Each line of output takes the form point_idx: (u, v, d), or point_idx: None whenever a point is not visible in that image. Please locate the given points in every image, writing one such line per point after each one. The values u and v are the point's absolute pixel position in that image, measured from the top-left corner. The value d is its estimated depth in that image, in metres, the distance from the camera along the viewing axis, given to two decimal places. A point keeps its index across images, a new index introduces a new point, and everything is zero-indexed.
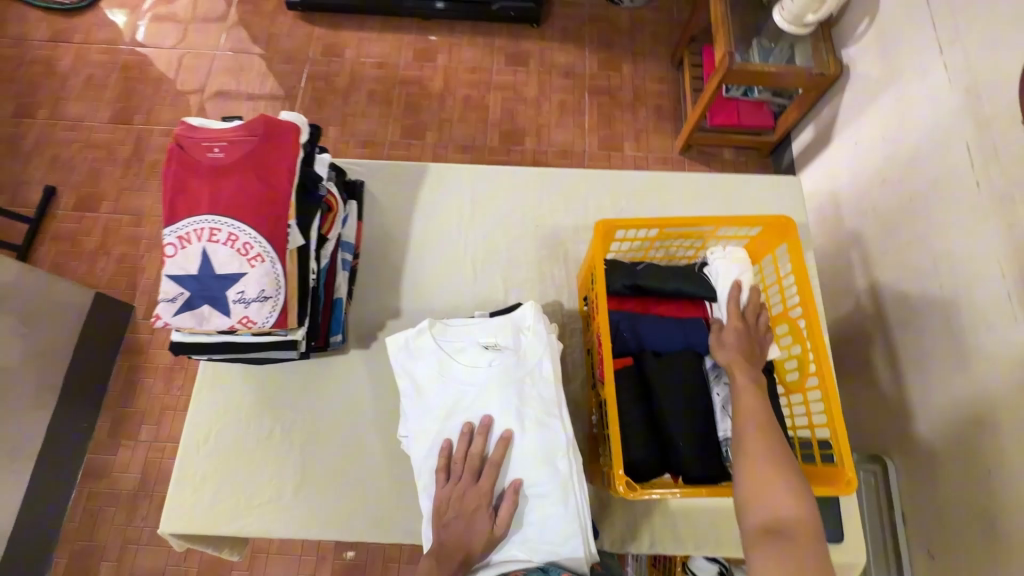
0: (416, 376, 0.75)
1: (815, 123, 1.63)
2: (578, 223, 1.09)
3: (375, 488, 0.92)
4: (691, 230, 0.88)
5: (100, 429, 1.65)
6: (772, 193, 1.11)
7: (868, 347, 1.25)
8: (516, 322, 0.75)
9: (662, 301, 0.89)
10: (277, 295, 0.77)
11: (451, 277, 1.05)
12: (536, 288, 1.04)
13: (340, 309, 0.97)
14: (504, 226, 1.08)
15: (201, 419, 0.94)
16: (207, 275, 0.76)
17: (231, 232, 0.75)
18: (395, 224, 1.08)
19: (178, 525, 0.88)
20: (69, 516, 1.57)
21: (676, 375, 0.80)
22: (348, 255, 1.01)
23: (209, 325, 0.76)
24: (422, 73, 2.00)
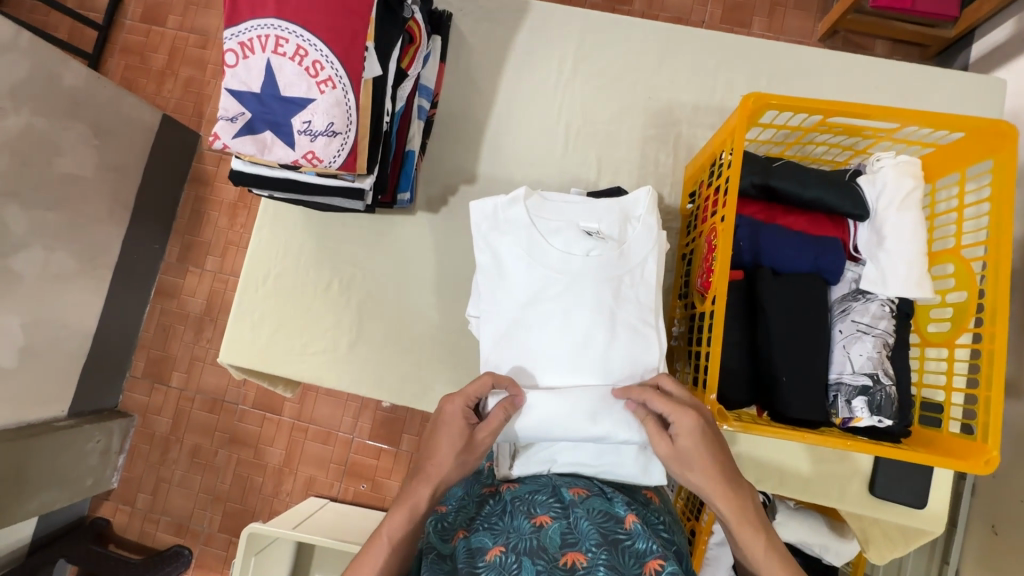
0: (495, 254, 0.67)
1: (1019, 17, 1.25)
2: (700, 102, 0.89)
3: (429, 357, 0.88)
4: (858, 126, 0.69)
5: (171, 252, 1.72)
6: (961, 96, 0.86)
7: None
8: (627, 213, 0.67)
9: (793, 212, 0.73)
10: (348, 132, 0.67)
11: (536, 148, 0.91)
12: (634, 175, 0.89)
13: (411, 164, 0.86)
14: (608, 94, 0.90)
15: (262, 258, 0.91)
16: (270, 95, 0.65)
17: (300, 44, 0.63)
18: (480, 75, 0.92)
19: (235, 356, 0.89)
20: (145, 326, 1.70)
21: (795, 300, 0.68)
22: (425, 102, 0.87)
23: (271, 155, 0.67)
24: None
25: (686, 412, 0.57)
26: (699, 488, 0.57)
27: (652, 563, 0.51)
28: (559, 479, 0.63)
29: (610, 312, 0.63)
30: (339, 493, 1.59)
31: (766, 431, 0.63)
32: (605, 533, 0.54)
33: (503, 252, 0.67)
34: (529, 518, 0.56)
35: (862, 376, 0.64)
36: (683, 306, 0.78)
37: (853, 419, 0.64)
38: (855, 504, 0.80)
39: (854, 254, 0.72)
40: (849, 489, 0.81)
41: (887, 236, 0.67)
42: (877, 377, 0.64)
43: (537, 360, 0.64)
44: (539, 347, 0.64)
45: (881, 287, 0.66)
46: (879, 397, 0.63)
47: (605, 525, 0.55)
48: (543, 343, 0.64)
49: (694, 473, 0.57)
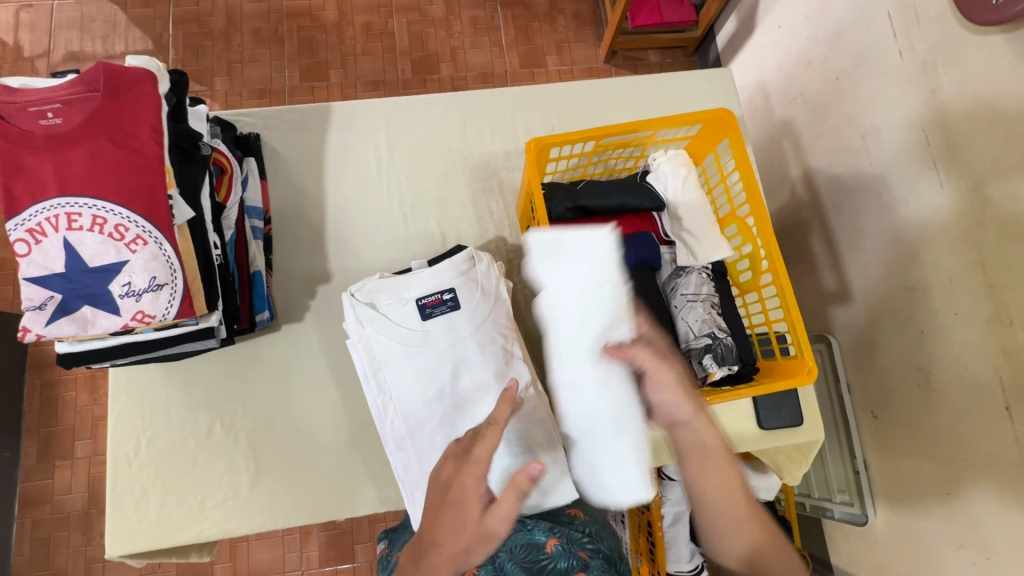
0: (563, 277, 0.64)
1: (736, 12, 1.55)
2: (508, 148, 1.00)
3: (339, 462, 0.87)
4: (628, 138, 0.82)
5: (27, 454, 1.47)
6: (703, 85, 1.05)
7: (805, 236, 1.28)
8: (464, 270, 0.74)
9: (608, 220, 0.84)
10: (174, 280, 0.66)
11: (378, 230, 0.95)
12: (475, 227, 0.96)
13: (261, 283, 0.86)
14: (428, 164, 0.98)
15: (128, 427, 0.84)
16: (77, 271, 0.63)
17: (96, 213, 0.63)
18: (304, 180, 0.96)
19: (126, 545, 0.80)
20: (17, 549, 1.42)
21: (633, 294, 0.77)
22: (257, 221, 0.89)
23: (95, 328, 0.64)
24: (310, 2, 1.74)
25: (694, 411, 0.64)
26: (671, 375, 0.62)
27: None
28: None
29: (472, 361, 0.71)
30: None
31: (647, 414, 0.71)
32: (530, 565, 0.63)
33: (566, 284, 0.64)
34: None
35: (703, 338, 0.74)
36: None
37: (709, 375, 0.74)
38: (753, 443, 0.91)
39: (666, 239, 0.84)
40: (744, 433, 0.91)
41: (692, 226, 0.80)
42: (714, 334, 0.74)
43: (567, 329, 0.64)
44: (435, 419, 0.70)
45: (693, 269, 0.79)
46: (720, 349, 0.74)
47: (529, 558, 0.63)
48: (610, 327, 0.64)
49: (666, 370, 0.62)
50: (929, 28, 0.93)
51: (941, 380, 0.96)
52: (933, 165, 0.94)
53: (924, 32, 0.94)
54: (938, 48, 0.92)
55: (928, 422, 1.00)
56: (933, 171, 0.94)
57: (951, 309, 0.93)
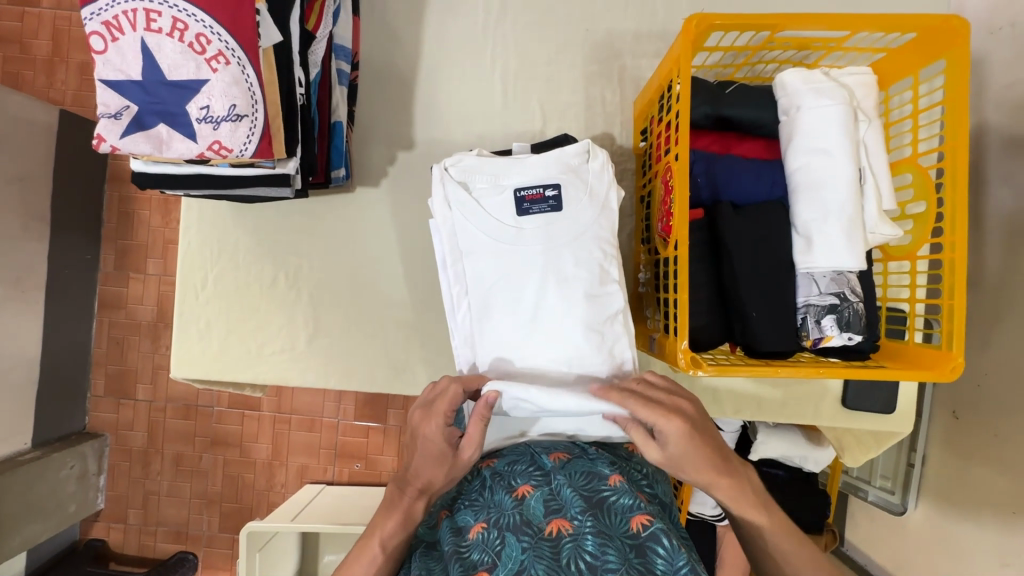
0: (807, 108, 0.64)
1: None
2: (640, 27, 0.83)
3: (396, 339, 0.85)
4: (810, 38, 0.65)
5: (106, 261, 1.56)
6: None
7: None
8: (574, 165, 0.65)
9: (748, 139, 0.70)
10: (255, 114, 0.59)
11: (472, 101, 0.84)
12: (582, 117, 0.83)
13: (340, 137, 0.79)
14: (542, 30, 0.83)
15: (197, 260, 0.83)
16: (156, 83, 0.56)
17: (178, 16, 0.54)
18: (400, 23, 0.83)
19: (189, 370, 0.83)
20: (96, 343, 1.56)
21: (761, 231, 0.65)
22: (345, 64, 0.79)
23: (171, 153, 0.59)
24: None
25: (670, 419, 0.55)
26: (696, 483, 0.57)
27: (639, 518, 0.50)
28: (538, 447, 0.61)
29: (563, 272, 0.63)
30: (335, 476, 1.55)
31: (738, 371, 0.63)
32: (590, 495, 0.52)
33: (808, 114, 0.64)
34: (510, 492, 0.54)
35: (829, 297, 0.63)
36: (646, 252, 0.76)
37: (825, 339, 0.63)
38: (828, 419, 0.83)
39: None
40: (821, 408, 0.83)
41: (814, 183, 0.63)
42: (843, 294, 0.63)
43: (817, 130, 0.63)
44: (509, 322, 0.64)
45: (808, 260, 0.63)
46: (847, 313, 0.63)
47: (587, 486, 0.53)
48: (817, 136, 0.63)
49: (687, 472, 0.56)
50: None
51: None
52: None
53: None
54: None
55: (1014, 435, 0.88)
56: None
57: None
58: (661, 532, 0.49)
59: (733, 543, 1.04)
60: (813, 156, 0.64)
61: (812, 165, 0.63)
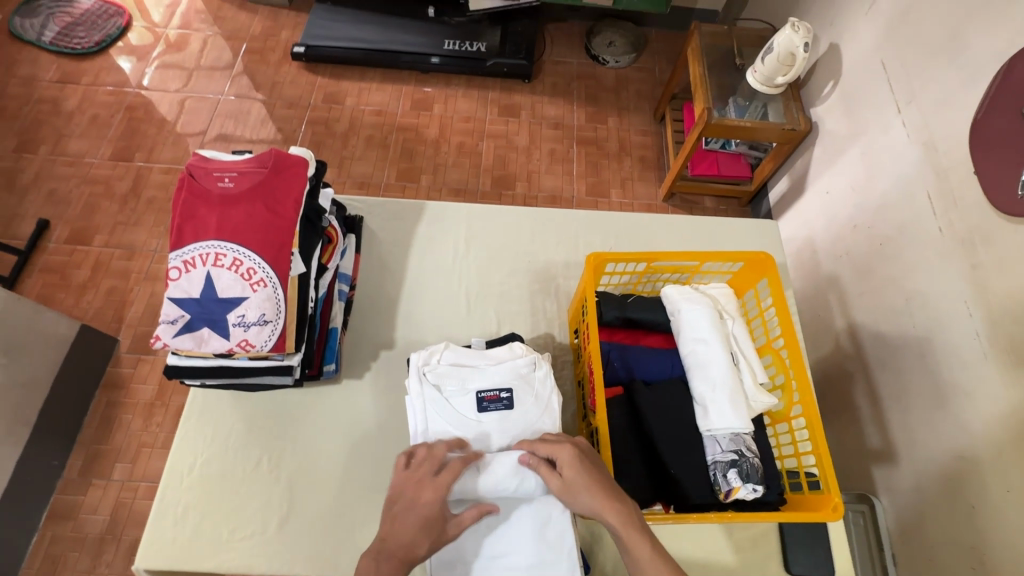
0: (686, 309, 0.88)
1: (789, 174, 1.72)
2: (569, 259, 1.13)
3: (363, 519, 0.90)
4: (678, 265, 0.94)
5: (71, 466, 1.56)
6: (748, 233, 1.18)
7: (848, 387, 1.28)
8: (524, 373, 0.82)
9: (650, 333, 0.93)
10: (277, 319, 0.80)
11: (443, 311, 1.07)
12: (528, 321, 1.07)
13: (335, 338, 0.99)
14: (497, 261, 1.13)
15: (190, 446, 0.93)
16: (209, 299, 0.78)
17: (236, 257, 0.79)
18: (391, 258, 1.12)
19: (155, 560, 0.85)
20: (28, 562, 1.45)
21: (668, 401, 0.83)
22: (344, 286, 1.04)
23: (206, 347, 0.78)
24: (418, 121, 2.09)
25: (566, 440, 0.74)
26: (591, 510, 0.69)
27: None
28: None
29: None
30: None
31: (668, 519, 0.74)
32: None
33: (686, 313, 0.88)
34: None
35: (729, 453, 0.77)
36: (585, 426, 0.91)
37: (733, 490, 0.76)
38: None
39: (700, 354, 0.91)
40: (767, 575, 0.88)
41: (701, 364, 0.83)
42: (740, 451, 0.78)
43: (696, 324, 0.86)
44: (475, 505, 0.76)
45: (707, 423, 0.79)
46: (746, 466, 0.77)
47: None
48: (697, 328, 0.86)
49: (582, 495, 0.69)
50: (968, 211, 1.03)
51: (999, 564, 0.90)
52: (977, 334, 0.98)
53: (963, 214, 1.03)
54: (977, 229, 1.00)
55: None
56: (977, 340, 0.97)
57: (1005, 486, 0.90)
58: None
59: None
60: (696, 342, 0.85)
61: (697, 347, 0.85)
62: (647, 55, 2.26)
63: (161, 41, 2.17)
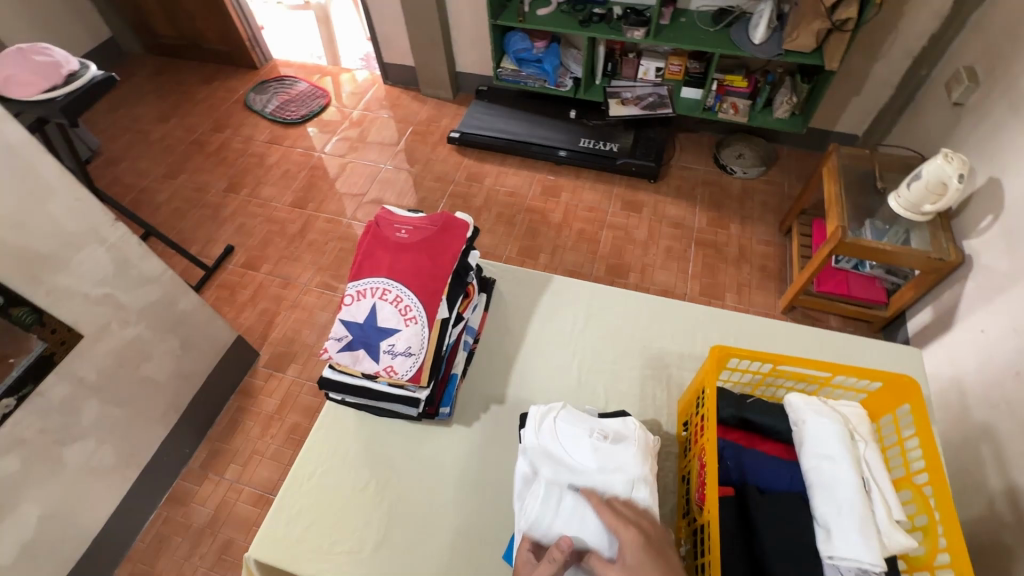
0: (813, 422, 0.84)
1: (934, 305, 1.59)
2: (683, 350, 1.14)
3: (448, 564, 0.92)
4: (805, 373, 0.92)
5: (196, 457, 1.76)
6: (885, 357, 1.10)
7: (1005, 561, 1.07)
8: (635, 436, 0.83)
9: (767, 439, 0.90)
10: (419, 354, 0.90)
11: (553, 378, 1.12)
12: (635, 404, 1.08)
13: (454, 384, 1.08)
14: (611, 341, 1.17)
15: (313, 455, 1.03)
16: (370, 325, 0.91)
17: (398, 294, 0.92)
18: (513, 321, 1.21)
19: (264, 553, 0.93)
20: (141, 536, 1.63)
21: (785, 514, 0.78)
22: (469, 338, 1.15)
23: (359, 365, 0.90)
24: (545, 205, 2.28)
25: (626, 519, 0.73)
26: None
27: None
28: None
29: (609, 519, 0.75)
30: None
31: None
32: None
33: (811, 426, 0.84)
34: None
35: None
36: (686, 524, 0.87)
37: None
38: None
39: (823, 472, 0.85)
40: None
41: (826, 482, 0.78)
42: None
43: (822, 439, 0.82)
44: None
45: (829, 548, 0.73)
46: None
47: None
48: (823, 444, 0.81)
49: None
50: None
51: None
52: None
53: None
54: None
55: None
56: None
57: None
58: None
59: None
60: (822, 459, 0.80)
61: (822, 465, 0.80)
62: (776, 170, 2.29)
63: (348, 119, 2.66)
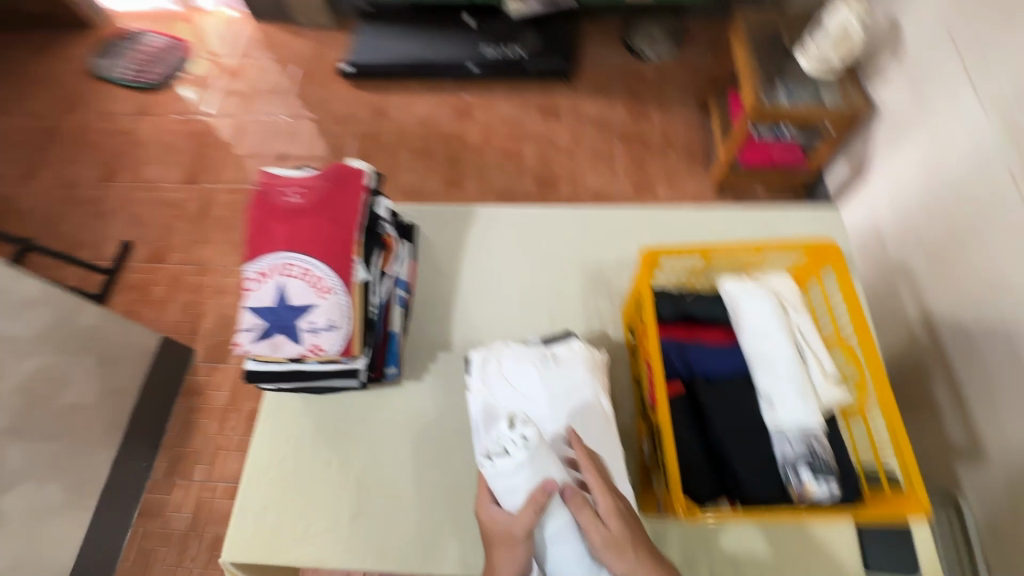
0: (744, 304, 0.86)
1: (848, 159, 1.64)
2: (619, 256, 1.13)
3: (429, 515, 0.93)
4: (736, 257, 0.92)
5: (158, 467, 1.68)
6: (808, 223, 1.13)
7: (925, 380, 1.19)
8: (578, 354, 0.82)
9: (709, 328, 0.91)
10: (344, 325, 0.84)
11: (496, 312, 1.09)
12: (581, 320, 1.07)
13: (395, 342, 1.03)
14: (547, 262, 1.13)
15: (265, 446, 0.99)
16: (282, 306, 0.83)
17: (305, 266, 0.83)
18: (444, 263, 1.15)
19: (238, 553, 0.91)
20: (123, 555, 1.58)
21: (731, 396, 0.81)
22: (402, 291, 1.07)
23: (280, 352, 0.82)
24: (462, 129, 2.13)
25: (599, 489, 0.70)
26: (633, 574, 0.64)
27: None
28: None
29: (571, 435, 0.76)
30: None
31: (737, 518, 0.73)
32: None
33: (743, 308, 0.86)
34: None
35: (801, 449, 0.74)
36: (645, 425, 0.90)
37: (805, 487, 0.73)
38: None
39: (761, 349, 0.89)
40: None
41: (765, 358, 0.81)
42: (812, 447, 0.74)
43: (754, 319, 0.84)
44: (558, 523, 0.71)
45: (774, 418, 0.77)
46: (820, 463, 0.73)
47: None
48: (756, 324, 0.84)
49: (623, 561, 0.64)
50: None
51: None
52: None
53: None
54: None
55: None
56: None
57: None
58: None
59: None
60: (757, 338, 0.83)
61: (757, 344, 0.83)
62: (690, 47, 2.20)
63: (221, 70, 2.32)
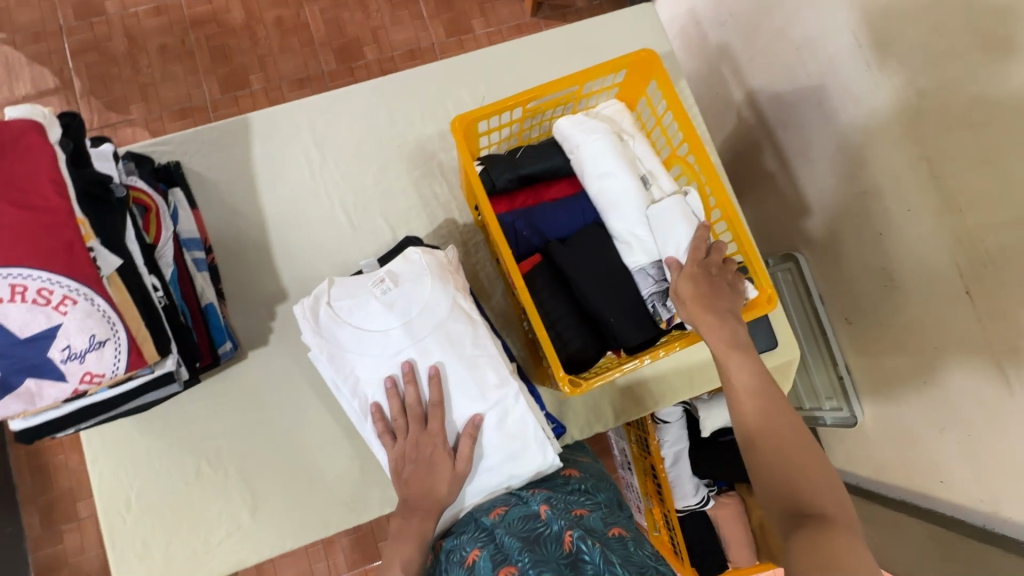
0: (583, 147, 0.77)
1: None
2: (442, 128, 0.97)
3: (335, 472, 0.87)
4: (558, 97, 0.81)
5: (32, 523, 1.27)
6: (624, 29, 1.02)
7: (757, 159, 1.25)
8: (416, 265, 0.73)
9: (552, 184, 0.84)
10: (116, 334, 0.63)
11: (324, 238, 0.92)
12: (422, 214, 0.94)
13: (216, 315, 0.84)
14: (363, 161, 0.95)
15: (113, 485, 0.83)
16: (9, 344, 0.60)
17: (13, 281, 0.59)
18: (238, 201, 0.92)
19: None
20: None
21: (587, 251, 0.77)
22: (199, 253, 0.85)
23: (45, 399, 0.62)
24: (212, 6, 1.59)
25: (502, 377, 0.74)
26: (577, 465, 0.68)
27: (566, 537, 0.57)
28: (479, 511, 0.69)
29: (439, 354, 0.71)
30: None
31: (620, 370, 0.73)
32: (528, 533, 0.60)
33: (583, 151, 0.77)
34: (462, 565, 0.61)
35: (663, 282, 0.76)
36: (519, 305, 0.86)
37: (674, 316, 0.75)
38: None
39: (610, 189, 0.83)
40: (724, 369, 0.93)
41: (612, 200, 0.76)
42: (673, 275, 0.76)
43: (597, 159, 0.77)
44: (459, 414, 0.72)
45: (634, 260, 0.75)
46: None
47: (524, 528, 0.61)
48: (600, 163, 0.76)
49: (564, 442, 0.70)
50: None
51: (904, 272, 0.92)
52: (868, 67, 0.92)
53: None
54: None
55: (891, 323, 0.97)
56: (869, 72, 0.92)
57: (900, 205, 0.91)
58: (582, 541, 0.56)
59: (728, 519, 1.15)
60: (606, 177, 0.76)
61: (607, 184, 0.76)
62: None
63: None
